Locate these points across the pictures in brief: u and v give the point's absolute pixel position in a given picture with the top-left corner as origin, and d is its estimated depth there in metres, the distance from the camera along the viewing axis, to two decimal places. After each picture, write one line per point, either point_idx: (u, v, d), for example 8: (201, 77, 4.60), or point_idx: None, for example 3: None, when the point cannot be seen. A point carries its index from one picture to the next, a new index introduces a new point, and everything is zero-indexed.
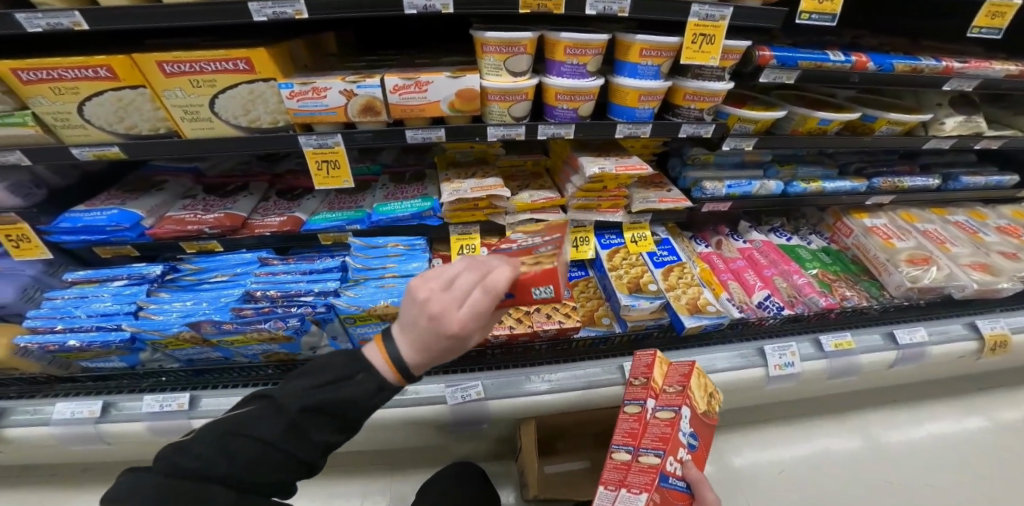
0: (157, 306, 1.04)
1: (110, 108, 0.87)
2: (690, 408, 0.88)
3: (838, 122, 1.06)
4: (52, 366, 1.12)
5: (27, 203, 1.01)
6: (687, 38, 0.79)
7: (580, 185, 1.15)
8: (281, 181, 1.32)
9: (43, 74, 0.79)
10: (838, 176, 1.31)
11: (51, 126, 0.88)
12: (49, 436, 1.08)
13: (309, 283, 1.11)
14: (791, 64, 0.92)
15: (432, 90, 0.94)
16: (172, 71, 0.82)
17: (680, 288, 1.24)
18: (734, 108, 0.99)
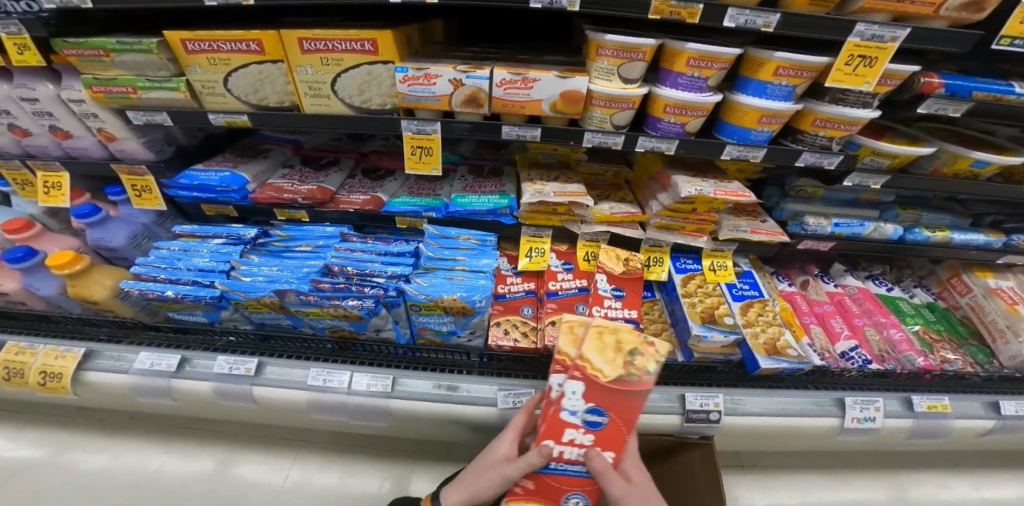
0: (246, 268, 1.10)
1: (250, 80, 0.93)
2: (576, 381, 0.70)
3: (996, 167, 0.95)
4: (143, 312, 1.23)
5: (157, 158, 1.13)
6: (841, 59, 0.73)
7: (668, 203, 1.10)
8: (366, 161, 1.36)
9: (205, 46, 0.87)
10: (969, 227, 1.18)
11: (198, 92, 0.95)
12: (125, 385, 1.14)
13: (383, 264, 1.14)
14: (964, 94, 0.81)
15: (537, 88, 0.92)
16: (309, 48, 0.86)
17: (759, 325, 1.13)
18: (869, 139, 0.89)
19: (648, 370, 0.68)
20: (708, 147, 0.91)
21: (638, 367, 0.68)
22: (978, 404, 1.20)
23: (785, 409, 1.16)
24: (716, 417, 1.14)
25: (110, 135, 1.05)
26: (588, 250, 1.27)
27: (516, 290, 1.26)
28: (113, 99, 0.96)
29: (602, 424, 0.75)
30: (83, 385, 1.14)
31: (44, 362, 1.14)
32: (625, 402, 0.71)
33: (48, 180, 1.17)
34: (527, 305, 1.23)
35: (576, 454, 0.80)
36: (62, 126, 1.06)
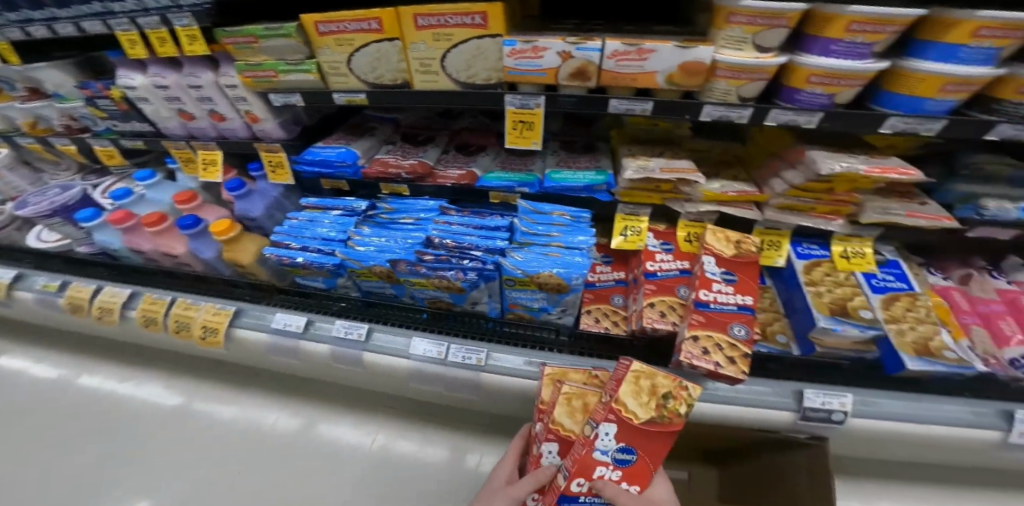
0: (360, 238, 1.14)
1: (369, 59, 0.94)
2: (611, 423, 0.74)
3: None
4: (274, 275, 1.35)
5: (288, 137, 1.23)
6: None
7: (796, 182, 0.95)
8: (458, 136, 1.34)
9: (333, 27, 0.90)
10: None
11: (326, 74, 1.00)
12: (263, 342, 1.26)
13: (480, 238, 1.13)
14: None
15: (654, 58, 0.86)
16: (423, 25, 0.85)
17: (906, 322, 0.95)
18: None
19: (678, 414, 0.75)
20: (972, 128, 0.74)
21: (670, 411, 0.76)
22: None
23: (934, 421, 0.95)
24: (840, 417, 0.97)
25: (255, 116, 1.16)
26: (689, 230, 1.17)
27: (606, 278, 1.29)
28: (258, 83, 1.06)
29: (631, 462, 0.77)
30: (234, 340, 1.28)
31: (206, 317, 1.29)
32: (651, 439, 0.76)
33: (207, 158, 1.31)
34: (617, 294, 1.26)
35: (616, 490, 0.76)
36: (219, 109, 1.18)
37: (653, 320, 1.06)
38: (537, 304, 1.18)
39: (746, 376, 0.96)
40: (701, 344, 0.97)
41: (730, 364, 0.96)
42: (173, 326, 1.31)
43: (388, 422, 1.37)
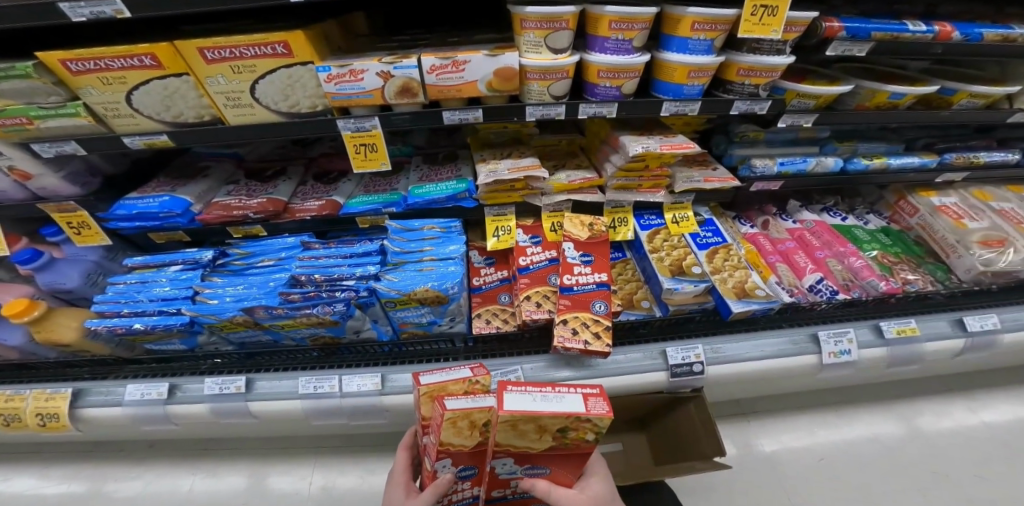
0: (211, 291, 1.09)
1: (157, 97, 0.89)
2: (508, 457, 0.73)
3: (912, 96, 1.01)
4: (121, 348, 1.23)
5: (85, 191, 1.10)
6: (747, 11, 0.78)
7: (620, 164, 1.11)
8: (315, 164, 1.35)
9: (90, 65, 0.81)
10: (904, 152, 1.24)
11: (102, 115, 0.91)
12: (122, 417, 1.16)
13: (350, 267, 1.12)
14: (864, 36, 0.83)
15: (469, 69, 0.91)
16: (213, 57, 0.82)
17: (726, 271, 1.12)
18: (793, 83, 0.95)
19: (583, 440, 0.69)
20: (720, 107, 0.93)
21: (575, 439, 0.69)
22: (945, 322, 1.14)
23: (765, 352, 1.11)
24: (699, 367, 1.10)
25: (23, 173, 1.01)
26: (553, 221, 1.26)
27: (491, 280, 1.26)
28: (12, 132, 0.91)
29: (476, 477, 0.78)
30: (83, 421, 1.16)
31: (36, 405, 1.15)
32: (563, 458, 0.74)
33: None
34: (503, 292, 1.24)
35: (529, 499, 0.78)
36: None
37: (531, 311, 1.09)
38: (426, 319, 1.14)
39: (612, 347, 1.04)
40: (571, 325, 1.04)
41: (597, 340, 1.03)
42: (1, 421, 1.16)
43: (319, 461, 1.39)
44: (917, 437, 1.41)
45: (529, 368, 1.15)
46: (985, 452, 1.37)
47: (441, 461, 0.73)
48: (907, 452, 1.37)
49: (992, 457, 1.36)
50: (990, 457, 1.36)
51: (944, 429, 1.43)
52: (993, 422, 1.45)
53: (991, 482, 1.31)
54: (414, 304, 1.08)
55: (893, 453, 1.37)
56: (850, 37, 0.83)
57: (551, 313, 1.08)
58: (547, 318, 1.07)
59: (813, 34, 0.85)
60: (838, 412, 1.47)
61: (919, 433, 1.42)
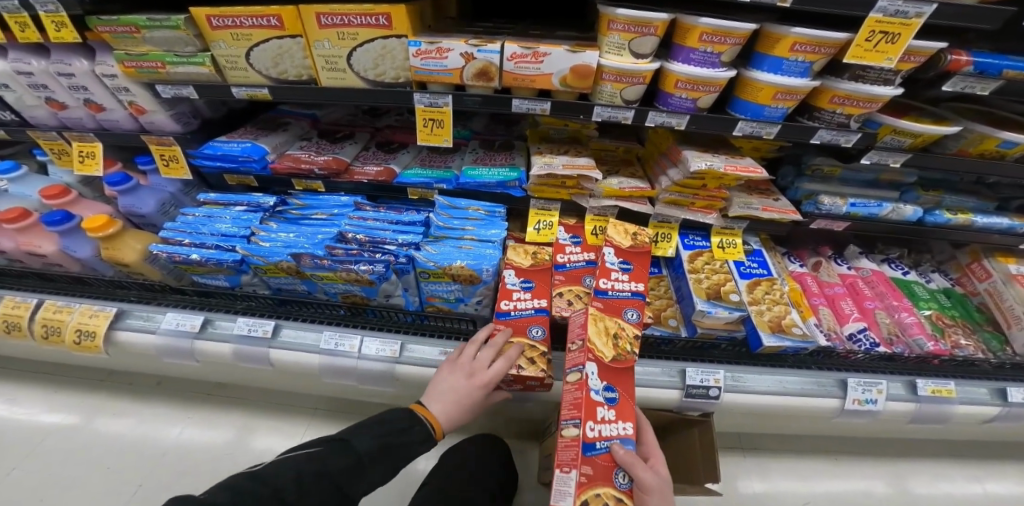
0: (265, 234, 1.16)
1: (271, 55, 0.97)
2: (593, 362, 0.91)
3: (1023, 147, 1.02)
4: (170, 277, 1.33)
5: (184, 130, 1.20)
6: (862, 35, 0.81)
7: (676, 178, 1.12)
8: (380, 134, 1.40)
9: (229, 22, 0.91)
10: (995, 211, 1.22)
11: (221, 67, 1.00)
12: (152, 344, 1.23)
13: (394, 233, 1.17)
14: (994, 72, 0.86)
15: (551, 62, 0.92)
16: (327, 23, 0.88)
17: (764, 303, 1.11)
18: (890, 118, 0.98)
19: (629, 351, 0.97)
20: (802, 131, 0.99)
21: (624, 350, 0.97)
22: (984, 390, 1.11)
23: (791, 389, 1.09)
24: (715, 392, 1.08)
25: (140, 107, 1.12)
26: (596, 224, 1.26)
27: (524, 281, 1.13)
28: (144, 73, 1.02)
29: (533, 286, 1.13)
30: (115, 344, 1.24)
31: (80, 321, 1.24)
32: (624, 376, 0.92)
33: (83, 149, 1.26)
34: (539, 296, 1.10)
35: (612, 429, 0.85)
36: (97, 99, 1.13)
37: (562, 309, 1.10)
38: (454, 297, 1.18)
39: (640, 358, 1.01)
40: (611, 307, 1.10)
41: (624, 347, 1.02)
42: (43, 332, 1.25)
43: (315, 422, 1.45)
44: (902, 497, 1.35)
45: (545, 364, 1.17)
46: None
47: (508, 275, 1.13)
48: None
49: None
50: None
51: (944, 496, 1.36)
52: (996, 492, 1.38)
53: None
54: (448, 279, 1.12)
55: None
56: (976, 72, 0.87)
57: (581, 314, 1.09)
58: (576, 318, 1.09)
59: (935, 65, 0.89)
60: (837, 463, 1.42)
61: (937, 494, 1.36)
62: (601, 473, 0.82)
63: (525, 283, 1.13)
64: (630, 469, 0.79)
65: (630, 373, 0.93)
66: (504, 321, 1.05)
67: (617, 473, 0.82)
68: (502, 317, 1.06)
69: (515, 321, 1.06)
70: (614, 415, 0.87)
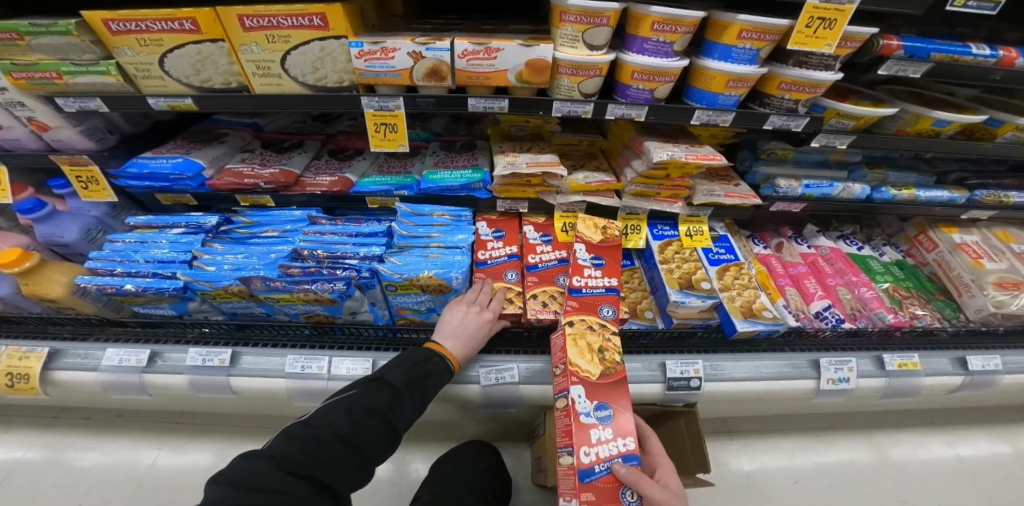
0: (209, 257, 1.07)
1: (189, 62, 0.88)
2: (579, 385, 0.91)
3: (954, 124, 1.08)
4: (107, 308, 1.20)
5: (99, 147, 1.10)
6: (802, 21, 0.81)
7: (641, 170, 1.11)
8: (333, 141, 1.32)
9: (132, 26, 0.82)
10: (935, 185, 1.30)
11: (132, 76, 0.91)
12: (94, 382, 1.11)
13: (354, 246, 1.09)
14: (923, 55, 0.89)
15: (504, 59, 0.88)
16: (251, 26, 0.81)
17: (735, 289, 1.13)
18: (833, 102, 1.01)
19: (617, 361, 0.96)
20: (756, 117, 0.99)
21: (611, 362, 0.96)
22: (946, 361, 1.17)
23: (767, 374, 1.12)
24: (696, 383, 1.09)
25: (42, 124, 1.00)
26: (565, 221, 1.23)
27: (498, 255, 1.15)
28: (39, 86, 0.90)
29: (504, 235, 1.20)
30: (54, 384, 1.12)
31: (8, 363, 1.10)
32: (614, 391, 0.92)
33: None
34: (510, 269, 1.13)
35: (609, 448, 0.86)
36: None
37: (537, 311, 1.06)
38: (425, 307, 1.12)
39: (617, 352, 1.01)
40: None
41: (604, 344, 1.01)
42: None
43: None
44: (891, 467, 1.41)
45: (524, 368, 1.13)
46: (961, 488, 1.37)
47: (480, 228, 1.20)
48: (901, 482, 1.37)
49: (968, 491, 1.36)
50: (982, 487, 1.37)
51: (924, 465, 1.42)
52: (968, 456, 1.46)
53: None
54: (417, 290, 1.06)
55: (892, 483, 1.37)
56: (907, 56, 0.90)
57: (557, 315, 1.06)
58: (551, 319, 1.05)
59: (870, 51, 0.91)
60: (821, 438, 1.46)
61: (910, 459, 1.43)
62: (606, 495, 0.82)
63: (496, 233, 1.21)
64: (635, 486, 0.79)
65: (620, 386, 0.93)
66: (481, 270, 1.12)
67: (624, 492, 0.83)
68: (480, 266, 1.13)
69: (491, 268, 1.13)
70: (609, 434, 0.87)
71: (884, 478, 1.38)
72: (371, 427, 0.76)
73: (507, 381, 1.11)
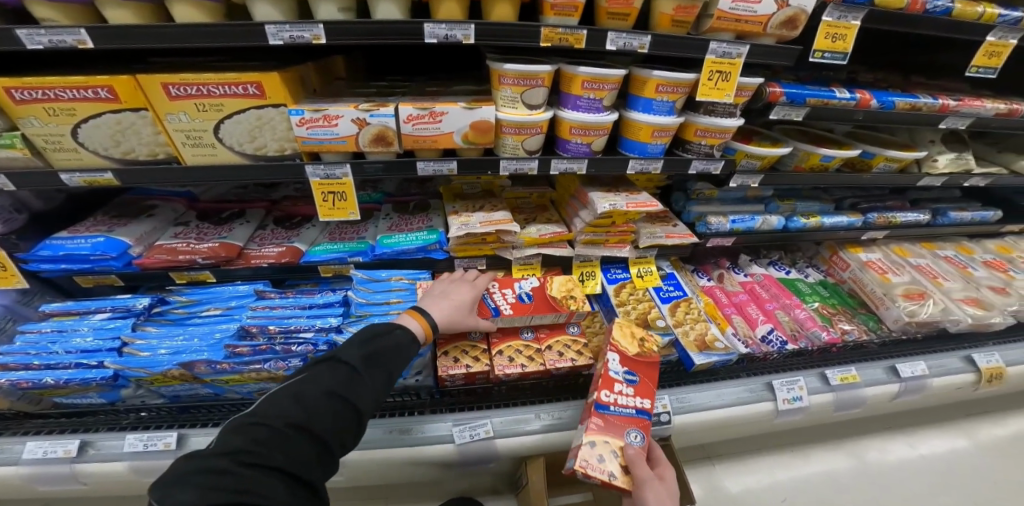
0: (143, 342, 0.99)
1: (106, 132, 0.85)
2: (535, 282, 1.17)
3: (837, 159, 1.28)
4: (22, 401, 1.02)
5: (5, 229, 1.00)
6: (705, 75, 0.93)
7: (588, 220, 1.18)
8: (278, 208, 1.29)
9: (38, 94, 0.78)
10: (835, 211, 1.49)
11: (41, 148, 0.86)
12: (16, 477, 0.96)
13: (309, 319, 1.05)
14: (801, 100, 1.10)
15: (449, 121, 0.93)
16: (177, 94, 0.81)
17: (687, 323, 1.21)
18: (742, 144, 1.17)
19: (572, 306, 1.11)
20: (681, 163, 1.10)
21: (569, 304, 1.12)
22: (880, 370, 1.29)
23: (729, 399, 1.17)
24: (666, 417, 1.10)
25: None
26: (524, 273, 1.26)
27: None
28: None
29: None
30: None
31: None
32: (546, 305, 1.11)
33: None
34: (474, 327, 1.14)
35: (500, 294, 1.12)
36: None
37: (504, 365, 1.06)
38: None
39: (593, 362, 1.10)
40: (557, 349, 1.10)
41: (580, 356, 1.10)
42: None
43: None
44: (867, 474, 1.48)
45: (499, 421, 1.10)
46: (925, 485, 1.45)
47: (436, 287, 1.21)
48: (875, 487, 1.44)
49: (934, 487, 1.44)
50: (945, 483, 1.46)
51: (890, 466, 1.51)
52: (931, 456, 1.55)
53: None
54: None
55: (868, 488, 1.43)
56: (789, 101, 1.09)
57: (523, 368, 1.06)
58: (519, 371, 1.05)
59: (761, 97, 1.10)
60: (796, 451, 1.52)
61: (878, 464, 1.51)
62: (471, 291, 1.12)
63: None
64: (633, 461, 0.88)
65: (552, 312, 1.10)
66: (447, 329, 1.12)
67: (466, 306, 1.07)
68: None
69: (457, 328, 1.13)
70: (511, 298, 1.11)
71: (867, 481, 1.45)
72: (370, 383, 0.76)
73: (481, 437, 1.07)
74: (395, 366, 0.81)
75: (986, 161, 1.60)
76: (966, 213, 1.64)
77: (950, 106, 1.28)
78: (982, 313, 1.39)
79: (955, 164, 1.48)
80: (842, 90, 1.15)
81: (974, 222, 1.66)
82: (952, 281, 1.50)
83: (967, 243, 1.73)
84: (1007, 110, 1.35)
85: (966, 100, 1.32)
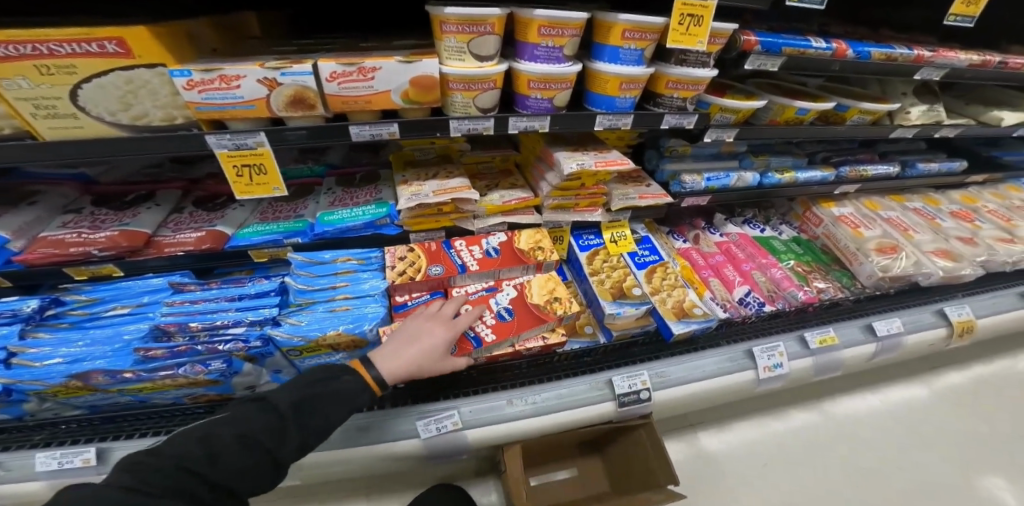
0: (36, 351, 0.83)
1: None
2: (500, 234, 1.12)
3: (812, 112, 1.21)
4: None
5: None
6: (675, 19, 0.83)
7: (555, 182, 1.07)
8: (199, 188, 1.12)
9: None
10: (808, 166, 1.44)
11: None
12: None
13: (239, 312, 0.90)
14: (776, 50, 0.99)
15: (383, 80, 0.77)
16: (6, 53, 0.61)
17: (664, 290, 1.13)
18: (715, 97, 1.08)
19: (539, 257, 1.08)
20: (652, 118, 1.00)
21: (535, 254, 1.08)
22: (857, 330, 1.27)
23: (708, 371, 1.12)
24: (646, 394, 1.05)
25: None
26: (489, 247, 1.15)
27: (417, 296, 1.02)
28: None
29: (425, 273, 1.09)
30: None
31: None
32: (512, 259, 1.07)
33: None
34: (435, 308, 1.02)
35: (465, 254, 1.06)
36: None
37: None
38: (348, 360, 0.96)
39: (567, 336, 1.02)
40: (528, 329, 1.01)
41: (553, 332, 1.02)
42: None
43: None
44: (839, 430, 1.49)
45: (467, 411, 1.00)
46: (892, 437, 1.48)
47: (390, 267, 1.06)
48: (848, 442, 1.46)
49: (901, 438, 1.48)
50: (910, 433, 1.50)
51: (864, 425, 1.51)
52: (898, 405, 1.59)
53: (922, 465, 1.42)
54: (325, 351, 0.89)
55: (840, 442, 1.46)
56: (764, 50, 0.99)
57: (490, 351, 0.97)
58: (485, 356, 0.96)
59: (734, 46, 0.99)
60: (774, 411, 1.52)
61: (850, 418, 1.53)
62: (435, 257, 1.05)
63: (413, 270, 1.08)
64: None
65: (518, 262, 1.07)
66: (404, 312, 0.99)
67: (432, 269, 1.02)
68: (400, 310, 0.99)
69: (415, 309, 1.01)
70: (477, 255, 1.07)
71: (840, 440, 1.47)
72: (331, 411, 0.73)
73: (449, 429, 0.97)
74: (364, 396, 0.78)
75: (956, 114, 1.58)
76: (934, 165, 1.63)
77: (924, 57, 1.21)
78: (953, 265, 1.38)
79: (928, 116, 1.44)
80: (818, 39, 1.06)
81: (941, 173, 1.65)
82: (922, 233, 1.49)
83: (933, 194, 1.72)
84: (982, 61, 1.30)
85: (941, 51, 1.26)
